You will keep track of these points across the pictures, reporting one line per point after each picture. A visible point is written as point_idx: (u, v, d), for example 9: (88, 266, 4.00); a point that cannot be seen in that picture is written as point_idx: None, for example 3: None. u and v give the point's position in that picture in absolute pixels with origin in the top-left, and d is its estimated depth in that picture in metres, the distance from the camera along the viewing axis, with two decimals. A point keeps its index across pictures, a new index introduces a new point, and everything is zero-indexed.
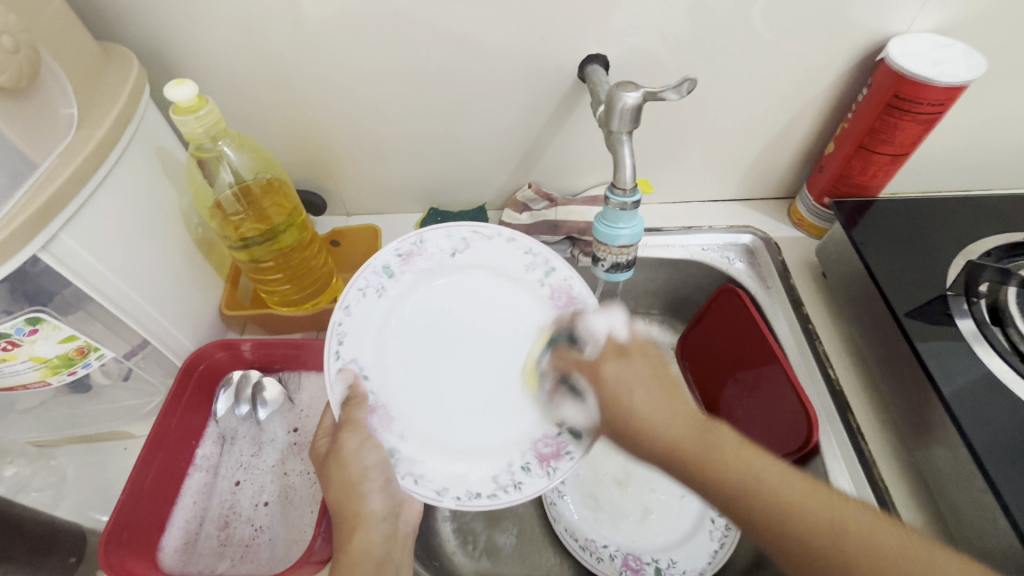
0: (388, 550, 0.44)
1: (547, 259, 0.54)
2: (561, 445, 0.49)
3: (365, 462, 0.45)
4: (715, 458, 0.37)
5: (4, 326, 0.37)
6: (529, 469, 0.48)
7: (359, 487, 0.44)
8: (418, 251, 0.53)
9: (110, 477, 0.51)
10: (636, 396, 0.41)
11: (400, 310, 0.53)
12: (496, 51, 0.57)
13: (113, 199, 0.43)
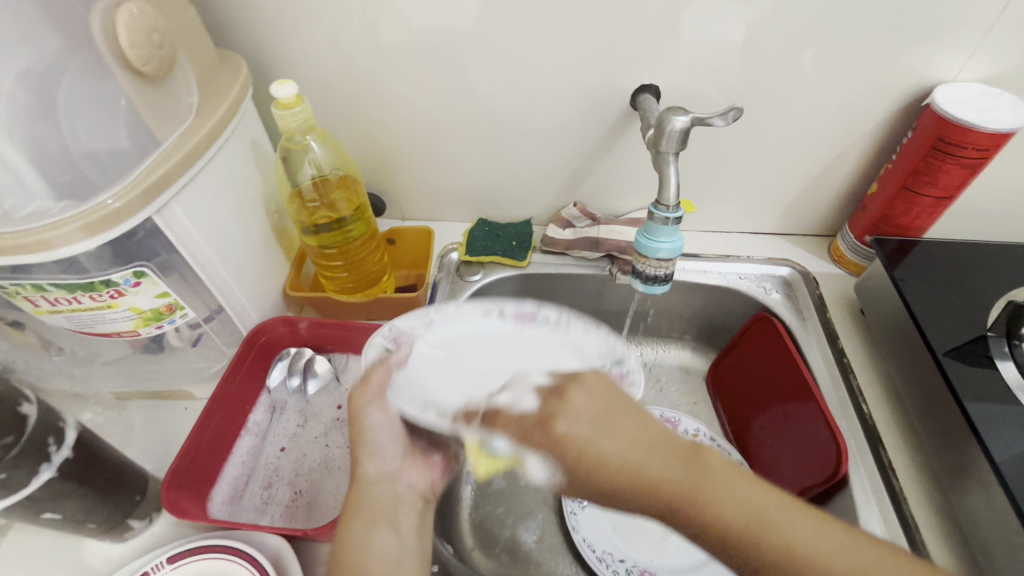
0: (387, 509, 0.44)
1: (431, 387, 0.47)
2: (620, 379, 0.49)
3: (382, 416, 0.45)
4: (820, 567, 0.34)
5: (115, 276, 0.43)
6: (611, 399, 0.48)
7: (368, 444, 0.45)
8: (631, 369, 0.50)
9: (171, 431, 0.56)
10: (601, 442, 0.36)
11: (489, 335, 0.52)
12: (555, 76, 0.62)
13: (213, 177, 0.49)
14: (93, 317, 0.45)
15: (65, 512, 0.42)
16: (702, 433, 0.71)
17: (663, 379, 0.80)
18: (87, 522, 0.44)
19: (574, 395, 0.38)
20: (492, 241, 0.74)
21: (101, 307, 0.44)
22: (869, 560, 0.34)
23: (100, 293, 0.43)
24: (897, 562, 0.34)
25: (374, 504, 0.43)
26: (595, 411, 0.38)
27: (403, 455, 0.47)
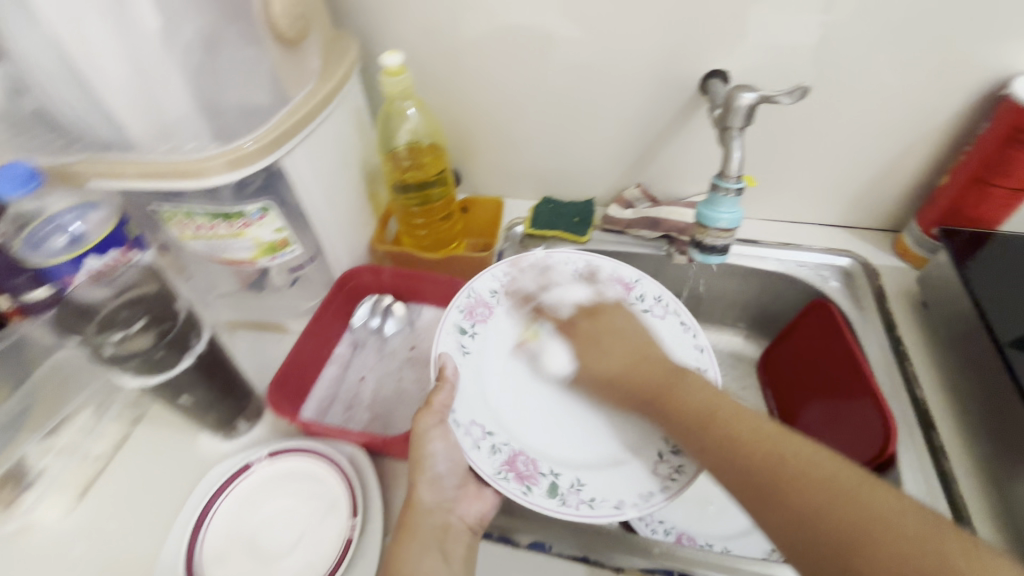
0: (439, 540, 0.45)
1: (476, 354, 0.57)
2: (690, 420, 0.52)
3: (447, 444, 0.48)
4: (866, 504, 0.38)
5: (247, 208, 0.51)
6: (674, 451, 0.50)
7: (426, 469, 0.47)
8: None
9: (269, 357, 0.65)
10: (605, 367, 0.54)
11: (574, 290, 0.62)
12: (628, 61, 0.66)
13: (325, 135, 0.57)
14: (224, 244, 0.54)
15: (194, 398, 0.51)
16: None
17: None
18: (208, 414, 0.53)
19: (603, 317, 0.57)
20: (554, 216, 0.78)
21: (232, 235, 0.53)
22: (913, 516, 0.37)
23: (234, 222, 0.51)
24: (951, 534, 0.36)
25: (427, 531, 0.45)
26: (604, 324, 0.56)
27: (457, 484, 0.49)
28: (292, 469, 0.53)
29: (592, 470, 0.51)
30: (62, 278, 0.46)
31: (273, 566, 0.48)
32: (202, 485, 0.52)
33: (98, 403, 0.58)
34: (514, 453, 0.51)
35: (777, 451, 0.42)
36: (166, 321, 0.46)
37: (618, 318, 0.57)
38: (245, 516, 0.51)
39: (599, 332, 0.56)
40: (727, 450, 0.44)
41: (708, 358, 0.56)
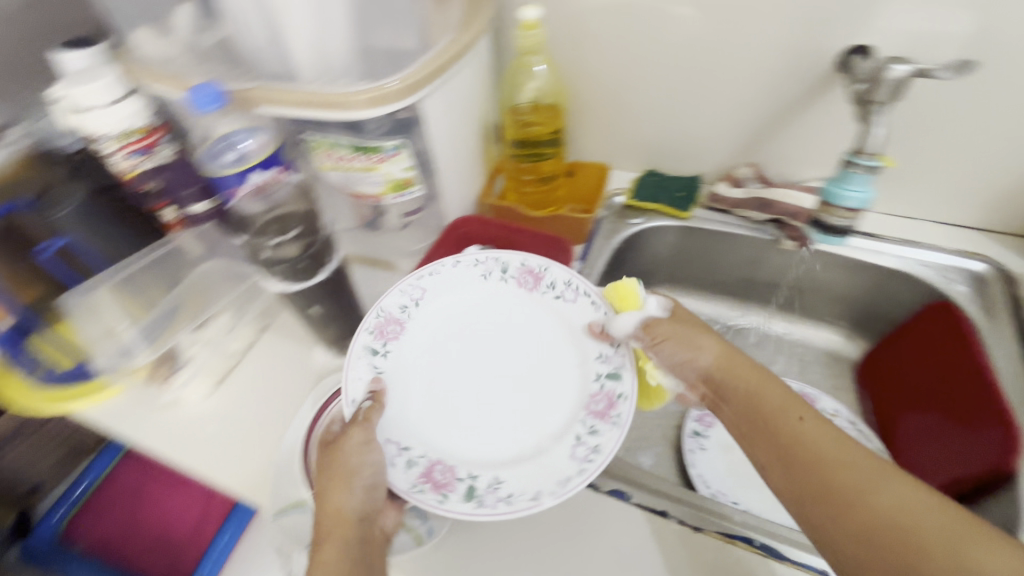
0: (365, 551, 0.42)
1: (392, 366, 0.55)
2: (612, 398, 0.51)
3: (372, 458, 0.46)
4: (883, 507, 0.38)
5: (384, 143, 0.55)
6: (596, 430, 0.49)
7: (348, 477, 0.44)
8: (622, 402, 0.50)
9: (380, 291, 0.71)
10: (704, 358, 0.49)
11: (486, 293, 0.61)
12: (763, 32, 0.64)
13: (457, 85, 0.60)
14: (358, 176, 0.59)
15: (324, 308, 0.57)
16: (842, 415, 0.71)
17: (806, 360, 0.79)
18: (330, 327, 0.59)
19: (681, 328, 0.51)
20: (658, 189, 0.78)
21: (366, 169, 0.58)
22: (933, 517, 0.36)
23: (369, 156, 0.56)
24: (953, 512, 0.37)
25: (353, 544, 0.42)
26: (694, 338, 0.50)
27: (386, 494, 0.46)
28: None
29: (513, 466, 0.49)
30: (229, 188, 0.51)
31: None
32: (319, 389, 0.59)
33: (235, 308, 0.67)
34: (431, 463, 0.49)
35: (861, 484, 0.39)
36: (311, 236, 0.51)
37: (711, 342, 0.50)
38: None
39: (682, 327, 0.51)
40: (800, 454, 0.42)
41: (622, 356, 0.53)
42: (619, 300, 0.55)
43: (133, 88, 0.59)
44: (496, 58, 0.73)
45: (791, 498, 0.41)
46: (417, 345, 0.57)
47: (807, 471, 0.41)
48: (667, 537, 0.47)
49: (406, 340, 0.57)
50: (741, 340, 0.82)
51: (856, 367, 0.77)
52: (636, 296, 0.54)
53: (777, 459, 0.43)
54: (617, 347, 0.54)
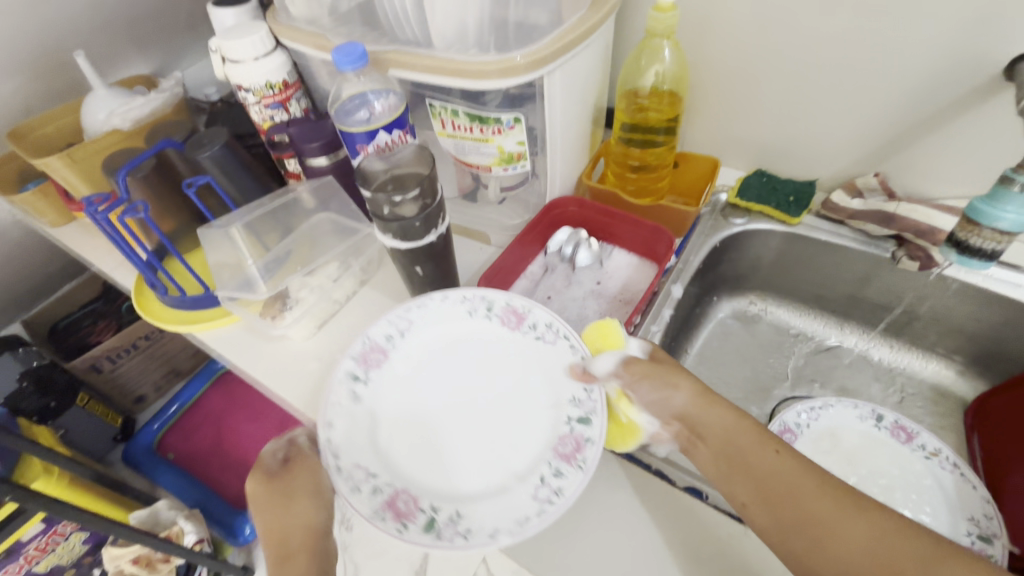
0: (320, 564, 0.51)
1: (370, 393, 0.54)
2: (579, 441, 0.49)
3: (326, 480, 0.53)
4: (847, 533, 0.42)
5: (503, 116, 0.56)
6: (560, 474, 0.47)
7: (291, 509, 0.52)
8: (589, 445, 0.48)
9: (472, 261, 0.73)
10: (681, 398, 0.50)
11: (470, 327, 0.58)
12: (920, 30, 0.58)
13: (581, 65, 0.60)
14: (473, 146, 0.61)
15: (425, 270, 0.59)
16: (944, 456, 0.64)
17: (906, 392, 0.74)
18: (428, 289, 0.62)
19: (675, 373, 0.51)
20: (768, 191, 0.75)
21: (482, 140, 0.59)
22: (898, 533, 0.42)
23: (487, 127, 0.58)
24: (905, 528, 0.42)
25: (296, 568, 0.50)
26: (672, 376, 0.51)
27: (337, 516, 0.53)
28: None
29: (474, 501, 0.47)
30: (357, 145, 0.56)
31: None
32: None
33: (341, 260, 0.68)
34: (397, 492, 0.48)
35: (830, 514, 0.43)
36: (429, 199, 0.53)
37: (684, 377, 0.51)
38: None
39: (661, 365, 0.52)
40: (779, 491, 0.45)
41: (594, 401, 0.50)
42: (600, 340, 0.54)
43: (275, 46, 0.65)
44: (619, 40, 0.72)
45: (773, 533, 0.44)
46: (401, 374, 0.56)
47: (786, 505, 0.44)
48: (739, 544, 0.47)
49: (390, 366, 0.56)
50: (833, 360, 0.77)
51: (966, 408, 0.71)
52: (618, 335, 0.54)
53: (756, 496, 0.45)
54: (591, 390, 0.51)
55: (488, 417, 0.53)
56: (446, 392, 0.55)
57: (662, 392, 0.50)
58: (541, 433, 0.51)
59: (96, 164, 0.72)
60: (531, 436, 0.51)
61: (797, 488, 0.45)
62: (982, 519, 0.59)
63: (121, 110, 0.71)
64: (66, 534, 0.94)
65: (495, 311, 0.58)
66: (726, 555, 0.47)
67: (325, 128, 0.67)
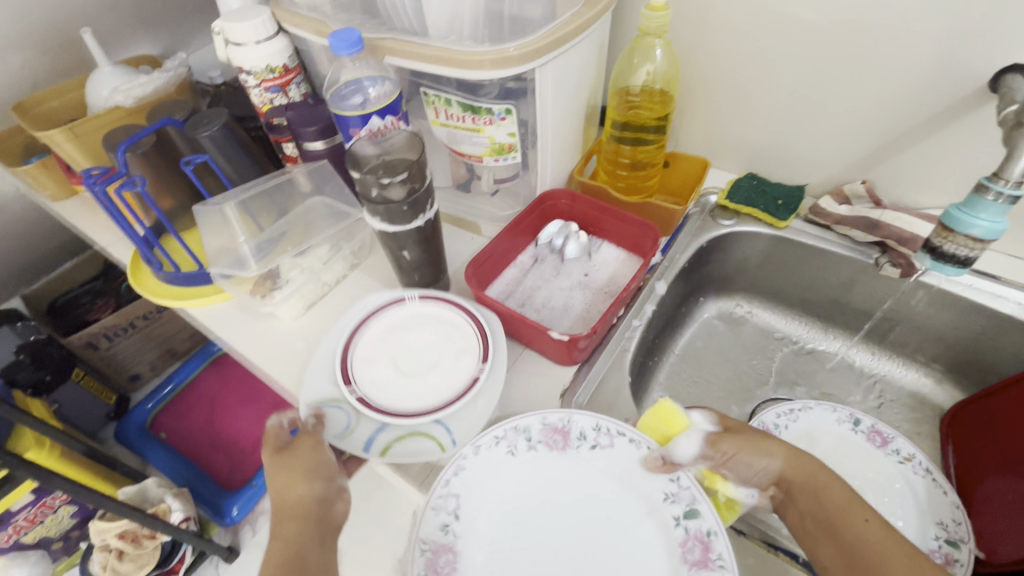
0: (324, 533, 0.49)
1: (463, 571, 0.47)
2: (706, 543, 0.46)
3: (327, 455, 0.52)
4: None
5: (494, 107, 0.58)
6: None
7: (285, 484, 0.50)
8: (714, 538, 0.46)
9: (462, 250, 0.74)
10: (773, 464, 0.53)
11: (526, 473, 0.52)
12: (907, 40, 0.59)
13: (573, 61, 0.61)
14: (466, 136, 0.62)
15: (412, 255, 0.60)
16: (917, 461, 0.65)
17: (885, 398, 0.75)
18: (416, 274, 0.63)
19: (750, 439, 0.53)
20: (756, 193, 0.76)
21: (474, 130, 0.61)
22: None
23: (479, 117, 0.59)
24: None
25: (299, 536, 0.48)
26: (766, 445, 0.53)
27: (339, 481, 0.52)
28: (438, 312, 0.61)
29: None
30: (351, 129, 0.58)
31: (409, 378, 0.56)
32: (360, 305, 0.62)
33: (333, 243, 0.70)
34: None
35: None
36: (416, 183, 0.54)
37: (771, 443, 0.53)
38: (387, 336, 0.60)
39: (740, 435, 0.53)
40: (866, 557, 0.46)
41: (688, 488, 0.48)
42: (666, 420, 0.53)
43: (276, 30, 0.66)
44: (615, 40, 0.73)
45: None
46: (485, 553, 0.49)
47: (866, 570, 0.45)
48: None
49: (472, 545, 0.49)
50: (815, 364, 0.79)
51: (943, 415, 0.72)
52: (681, 416, 0.53)
53: (840, 563, 0.47)
54: (679, 478, 0.49)
55: (610, 561, 0.48)
56: (553, 549, 0.49)
57: (752, 459, 0.53)
58: (664, 547, 0.48)
59: (97, 140, 0.73)
60: (658, 554, 0.47)
61: (886, 554, 0.45)
62: (951, 523, 0.60)
63: (124, 88, 0.73)
64: (56, 506, 0.95)
65: (537, 441, 0.52)
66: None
67: (321, 113, 0.68)
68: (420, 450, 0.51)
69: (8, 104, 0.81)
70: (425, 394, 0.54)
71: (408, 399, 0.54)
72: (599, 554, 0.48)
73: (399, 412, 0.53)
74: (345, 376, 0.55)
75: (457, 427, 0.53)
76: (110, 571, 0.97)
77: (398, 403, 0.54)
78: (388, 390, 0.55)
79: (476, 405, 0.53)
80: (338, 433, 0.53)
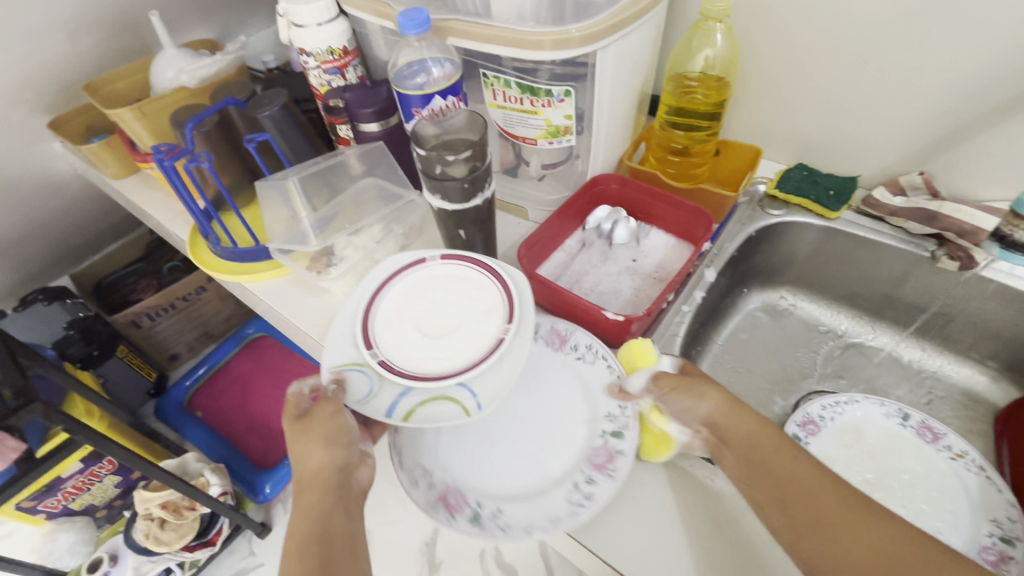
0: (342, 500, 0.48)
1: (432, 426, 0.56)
2: (611, 454, 0.51)
3: (345, 421, 0.50)
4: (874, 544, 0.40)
5: (554, 89, 0.58)
6: (593, 481, 0.50)
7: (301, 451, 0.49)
8: (620, 456, 0.51)
9: (509, 234, 0.75)
10: (704, 407, 0.49)
11: None
12: (978, 26, 0.58)
13: (631, 45, 0.61)
14: (521, 119, 0.63)
15: (467, 234, 0.61)
16: (971, 457, 0.63)
17: (936, 394, 0.73)
18: (469, 253, 0.64)
19: (696, 384, 0.50)
20: (808, 183, 0.75)
21: (531, 112, 0.61)
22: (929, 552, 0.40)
23: (538, 99, 0.60)
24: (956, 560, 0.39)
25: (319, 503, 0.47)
26: (697, 386, 0.50)
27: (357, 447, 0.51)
28: (462, 274, 0.59)
29: (518, 505, 0.50)
30: (412, 109, 0.59)
31: (432, 342, 0.54)
32: (387, 265, 0.61)
33: (384, 224, 0.70)
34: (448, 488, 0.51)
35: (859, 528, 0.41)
36: (478, 162, 0.56)
37: (709, 388, 0.50)
38: (413, 301, 0.58)
39: (687, 378, 0.51)
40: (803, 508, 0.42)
41: (628, 416, 0.53)
42: (632, 358, 0.56)
43: (337, 13, 0.67)
44: (670, 27, 0.73)
45: (789, 536, 0.42)
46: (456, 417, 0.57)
47: (807, 517, 0.42)
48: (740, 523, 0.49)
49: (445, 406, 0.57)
50: (862, 359, 0.77)
51: (997, 414, 0.70)
52: (652, 355, 0.55)
53: (777, 502, 0.44)
54: (626, 407, 0.54)
55: (536, 450, 0.54)
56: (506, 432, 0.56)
57: (687, 404, 0.49)
58: (579, 452, 0.52)
59: (163, 120, 0.76)
60: (569, 457, 0.52)
61: (819, 501, 0.43)
62: (1006, 521, 0.58)
63: (189, 69, 0.76)
64: (102, 476, 0.98)
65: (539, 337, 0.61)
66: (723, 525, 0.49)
67: (379, 95, 0.69)
68: (443, 414, 0.49)
69: (76, 85, 0.85)
70: (448, 357, 0.52)
71: (431, 363, 0.52)
72: (525, 458, 0.53)
73: (422, 375, 0.51)
74: (367, 340, 0.53)
75: (481, 390, 0.50)
76: (154, 540, 0.99)
77: (422, 367, 0.52)
78: (411, 354, 0.53)
79: (501, 367, 0.52)
80: (360, 399, 0.51)
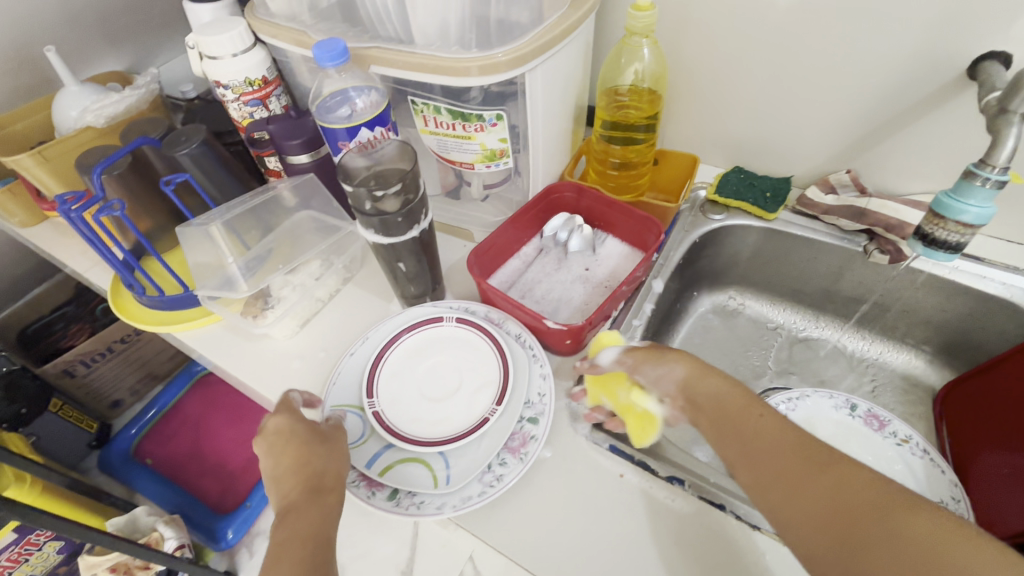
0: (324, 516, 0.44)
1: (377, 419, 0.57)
2: (524, 437, 0.53)
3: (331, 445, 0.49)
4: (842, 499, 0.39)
5: (485, 114, 0.57)
6: (505, 462, 0.51)
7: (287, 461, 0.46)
8: (532, 442, 0.52)
9: (456, 258, 0.73)
10: (673, 376, 0.49)
11: None
12: (888, 30, 0.60)
13: (561, 64, 0.60)
14: (456, 144, 0.62)
15: (407, 266, 0.59)
16: (914, 442, 0.66)
17: (879, 381, 0.76)
18: (411, 285, 0.62)
19: (667, 355, 0.50)
20: (745, 186, 0.76)
21: (465, 138, 0.60)
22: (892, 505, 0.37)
23: (469, 125, 0.58)
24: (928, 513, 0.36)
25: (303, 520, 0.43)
26: (662, 354, 0.50)
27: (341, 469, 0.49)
28: (464, 338, 0.60)
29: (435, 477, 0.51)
30: (340, 142, 0.57)
31: (429, 402, 0.56)
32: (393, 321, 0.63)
33: (324, 258, 0.68)
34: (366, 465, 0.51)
35: (825, 484, 0.40)
36: (410, 194, 0.53)
37: (681, 357, 0.50)
38: (413, 358, 0.60)
39: (659, 349, 0.51)
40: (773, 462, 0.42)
41: (546, 403, 0.55)
42: (598, 346, 0.56)
43: (253, 42, 0.64)
44: (599, 40, 0.73)
45: (757, 491, 0.43)
46: None
47: (777, 473, 0.42)
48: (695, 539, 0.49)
49: None
50: (810, 352, 0.80)
51: (935, 395, 0.73)
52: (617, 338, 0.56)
53: (741, 458, 0.44)
54: (544, 395, 0.55)
55: None
56: None
57: (659, 371, 0.50)
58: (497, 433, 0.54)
59: (70, 162, 0.70)
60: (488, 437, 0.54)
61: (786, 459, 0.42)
62: (950, 501, 0.61)
63: (94, 107, 0.70)
64: (40, 544, 0.90)
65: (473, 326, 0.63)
66: (657, 542, 0.49)
67: (306, 125, 0.66)
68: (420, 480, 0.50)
69: None
70: (436, 423, 0.54)
71: (421, 423, 0.54)
72: None
73: (409, 438, 0.52)
74: (369, 387, 0.56)
75: (456, 464, 0.51)
76: None
77: (416, 429, 0.53)
78: (404, 413, 0.55)
79: (483, 444, 0.52)
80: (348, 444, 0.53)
